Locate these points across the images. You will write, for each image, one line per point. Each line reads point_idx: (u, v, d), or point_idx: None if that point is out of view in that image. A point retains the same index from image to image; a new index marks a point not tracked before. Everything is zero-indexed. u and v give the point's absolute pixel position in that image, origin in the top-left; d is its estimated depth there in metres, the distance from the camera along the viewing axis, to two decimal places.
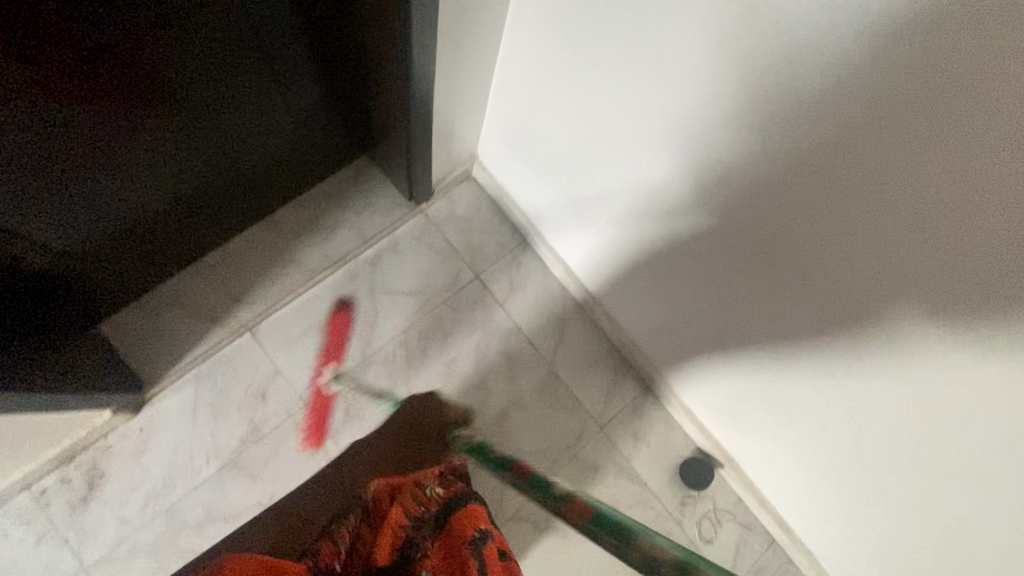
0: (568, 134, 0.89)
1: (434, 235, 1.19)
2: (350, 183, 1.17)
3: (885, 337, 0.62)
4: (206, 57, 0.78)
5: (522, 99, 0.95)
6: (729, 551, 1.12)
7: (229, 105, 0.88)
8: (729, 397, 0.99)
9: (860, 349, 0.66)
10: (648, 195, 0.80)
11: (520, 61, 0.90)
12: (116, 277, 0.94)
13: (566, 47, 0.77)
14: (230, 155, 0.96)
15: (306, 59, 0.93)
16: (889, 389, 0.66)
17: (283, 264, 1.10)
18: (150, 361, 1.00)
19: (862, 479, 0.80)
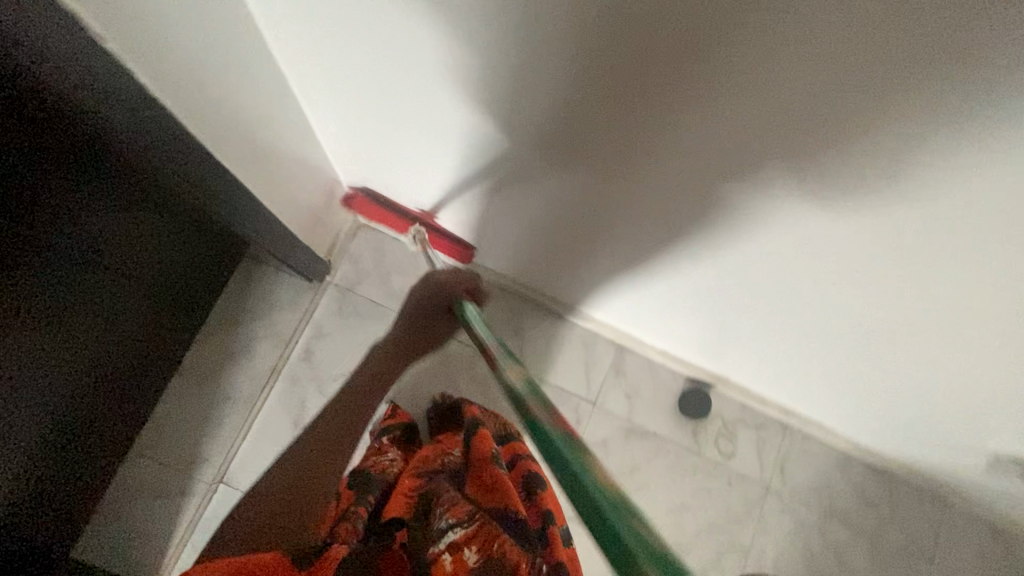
0: (428, 168, 0.85)
1: (354, 300, 1.14)
2: (243, 290, 1.10)
3: (800, 256, 0.62)
4: (38, 297, 0.68)
5: (366, 149, 0.90)
6: (753, 454, 1.22)
7: (93, 317, 0.79)
8: (697, 327, 1.03)
9: (784, 270, 0.68)
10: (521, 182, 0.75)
11: (337, 120, 0.84)
12: (73, 491, 0.91)
13: (370, 90, 0.69)
14: (122, 351, 0.88)
15: (165, 224, 0.85)
16: (833, 290, 0.68)
17: (219, 406, 1.05)
18: (141, 559, 0.99)
19: (832, 353, 0.86)
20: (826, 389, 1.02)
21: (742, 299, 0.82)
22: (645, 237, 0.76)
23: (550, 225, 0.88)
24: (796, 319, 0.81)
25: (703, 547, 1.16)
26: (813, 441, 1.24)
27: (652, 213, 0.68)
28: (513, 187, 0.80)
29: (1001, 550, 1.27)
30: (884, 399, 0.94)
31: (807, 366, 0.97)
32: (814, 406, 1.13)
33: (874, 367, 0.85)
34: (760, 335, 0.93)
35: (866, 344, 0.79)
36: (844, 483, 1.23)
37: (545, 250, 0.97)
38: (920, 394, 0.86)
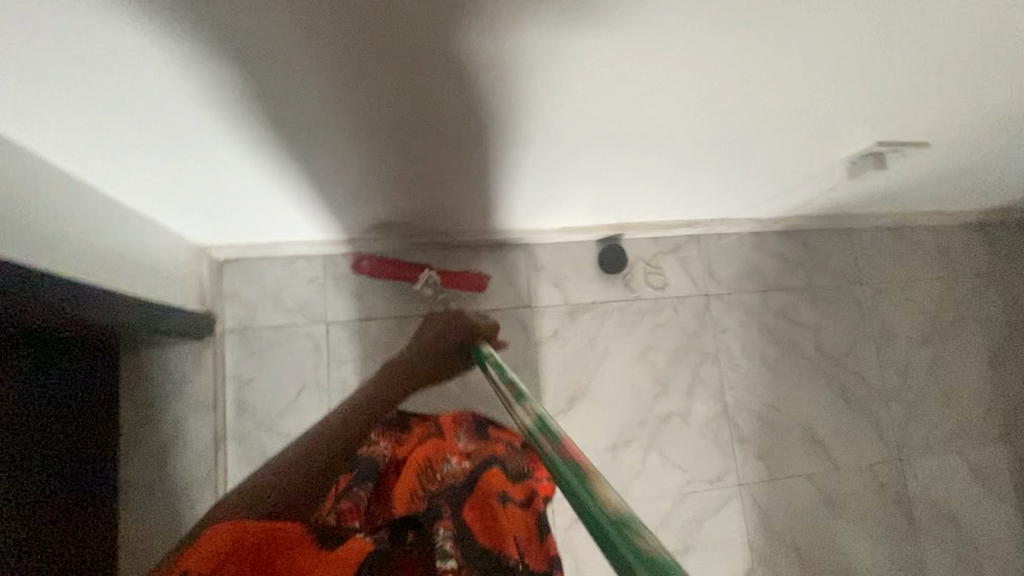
0: (238, 168, 0.80)
1: (256, 335, 1.10)
2: (138, 385, 1.02)
3: (606, 70, 0.64)
4: None
5: (172, 185, 0.83)
6: (679, 275, 1.31)
7: (10, 488, 0.71)
8: (577, 192, 1.06)
9: (603, 95, 0.70)
10: (328, 132, 0.72)
11: (117, 169, 0.76)
12: None
13: (115, 116, 0.62)
14: (53, 503, 0.81)
15: (26, 363, 0.75)
16: (656, 90, 0.70)
17: (183, 499, 1.00)
18: None
19: (691, 149, 0.91)
20: (709, 186, 1.09)
21: (591, 142, 0.84)
22: (477, 132, 0.76)
23: (392, 164, 0.85)
24: (647, 136, 0.84)
25: (679, 375, 1.25)
26: (726, 238, 1.34)
27: (469, 102, 0.68)
28: (326, 146, 0.76)
29: (910, 247, 1.44)
30: (758, 168, 1.01)
31: (683, 174, 1.02)
32: (709, 207, 1.21)
33: (730, 145, 0.91)
34: (630, 170, 0.97)
35: (713, 127, 0.83)
36: (765, 260, 1.34)
37: (403, 192, 0.95)
38: (777, 147, 0.93)
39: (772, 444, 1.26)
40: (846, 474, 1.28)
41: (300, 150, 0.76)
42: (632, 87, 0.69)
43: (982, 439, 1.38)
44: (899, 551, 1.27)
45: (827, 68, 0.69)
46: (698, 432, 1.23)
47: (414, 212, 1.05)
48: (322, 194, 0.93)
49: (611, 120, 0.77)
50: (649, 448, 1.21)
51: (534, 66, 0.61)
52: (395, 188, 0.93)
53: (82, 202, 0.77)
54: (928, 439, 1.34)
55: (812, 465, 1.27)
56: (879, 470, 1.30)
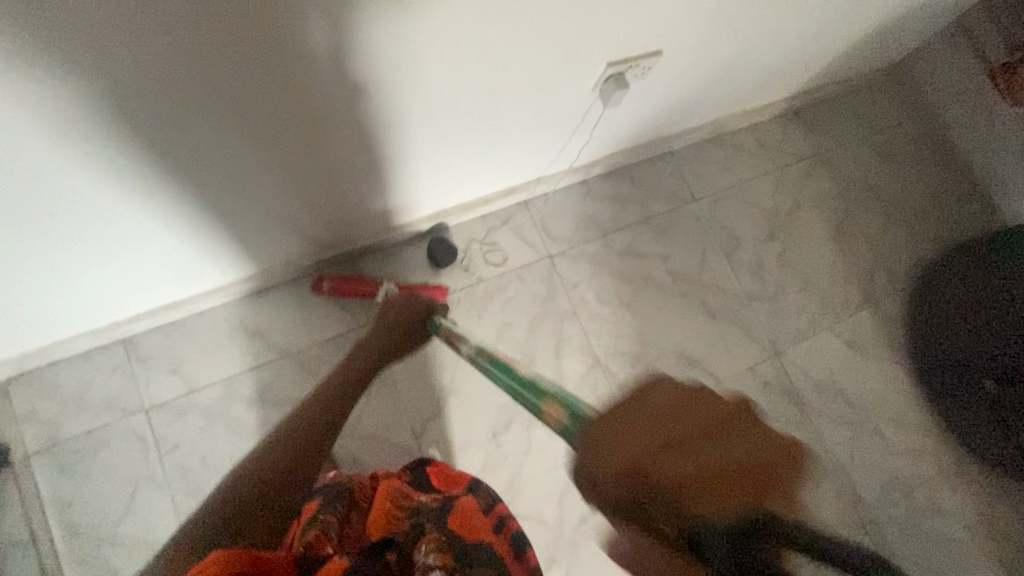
0: None
1: (68, 446, 0.99)
2: None
3: (294, 30, 0.63)
4: None
5: None
6: (516, 244, 1.28)
7: None
8: (373, 186, 1.02)
9: (315, 58, 0.68)
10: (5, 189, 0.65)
11: None
12: None
13: None
14: None
15: None
16: (367, 43, 0.69)
17: None
18: None
19: (460, 106, 0.91)
20: (507, 145, 1.09)
21: (299, 110, 0.76)
22: (208, 133, 0.73)
23: (104, 200, 0.76)
24: (403, 99, 0.83)
25: (543, 342, 1.23)
26: (554, 196, 1.32)
27: (176, 99, 0.66)
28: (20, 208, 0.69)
29: (734, 151, 1.46)
30: (541, 111, 1.02)
31: (474, 136, 1.01)
32: (518, 168, 1.19)
33: (494, 92, 0.91)
34: (414, 143, 0.95)
35: (462, 75, 0.83)
36: (597, 205, 1.34)
37: (165, 238, 0.89)
38: (543, 86, 0.95)
39: (650, 379, 1.26)
40: (728, 384, 1.30)
41: None
42: (337, 43, 0.68)
43: (848, 310, 1.43)
44: (796, 439, 1.31)
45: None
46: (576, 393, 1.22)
47: (188, 254, 0.96)
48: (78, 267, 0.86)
49: (297, 77, 0.70)
50: (532, 425, 1.18)
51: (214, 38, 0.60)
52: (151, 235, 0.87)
53: None
54: (797, 326, 1.38)
55: (694, 387, 1.28)
56: (758, 370, 1.32)
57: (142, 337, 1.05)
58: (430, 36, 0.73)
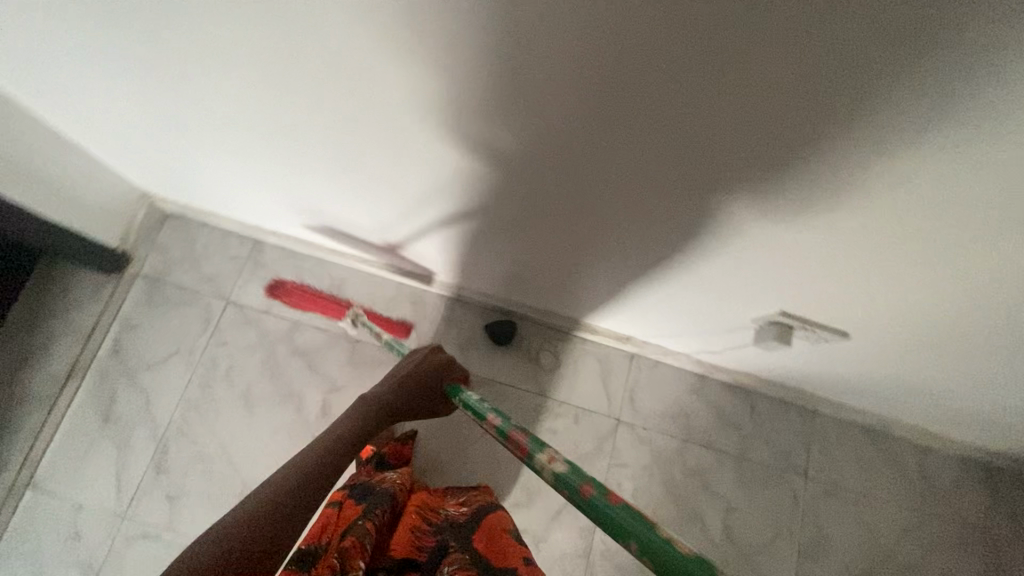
0: (177, 138, 0.87)
1: (162, 289, 1.13)
2: (40, 293, 1.08)
3: (523, 154, 0.65)
4: None
5: (151, 145, 0.92)
6: (597, 384, 1.20)
7: None
8: (510, 266, 1.03)
9: (527, 180, 0.71)
10: (238, 116, 0.76)
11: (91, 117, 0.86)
12: None
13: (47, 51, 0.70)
14: None
15: None
16: (577, 190, 0.69)
17: (17, 410, 1.02)
18: None
19: (629, 266, 0.86)
20: (649, 312, 1.03)
21: (463, 187, 0.77)
22: (402, 175, 0.79)
23: (301, 170, 0.86)
24: (582, 237, 0.81)
25: (552, 491, 1.13)
26: (663, 367, 1.21)
27: (398, 151, 0.72)
28: (240, 133, 0.81)
29: (883, 461, 1.21)
30: (703, 314, 0.95)
31: (627, 290, 0.97)
32: (644, 329, 1.13)
33: (670, 275, 0.85)
34: (569, 265, 0.93)
35: (650, 249, 0.79)
36: (699, 406, 1.20)
37: (329, 210, 1.00)
38: (719, 297, 0.86)
39: None
40: None
41: (216, 128, 0.81)
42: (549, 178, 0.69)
43: None
44: None
45: (697, 149, 0.55)
46: (548, 563, 1.09)
47: (333, 224, 1.05)
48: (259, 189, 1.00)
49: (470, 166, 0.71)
50: None
51: (460, 129, 0.64)
52: (321, 202, 0.97)
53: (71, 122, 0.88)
54: None
55: None
56: None
57: (267, 247, 1.18)
58: (604, 190, 0.66)
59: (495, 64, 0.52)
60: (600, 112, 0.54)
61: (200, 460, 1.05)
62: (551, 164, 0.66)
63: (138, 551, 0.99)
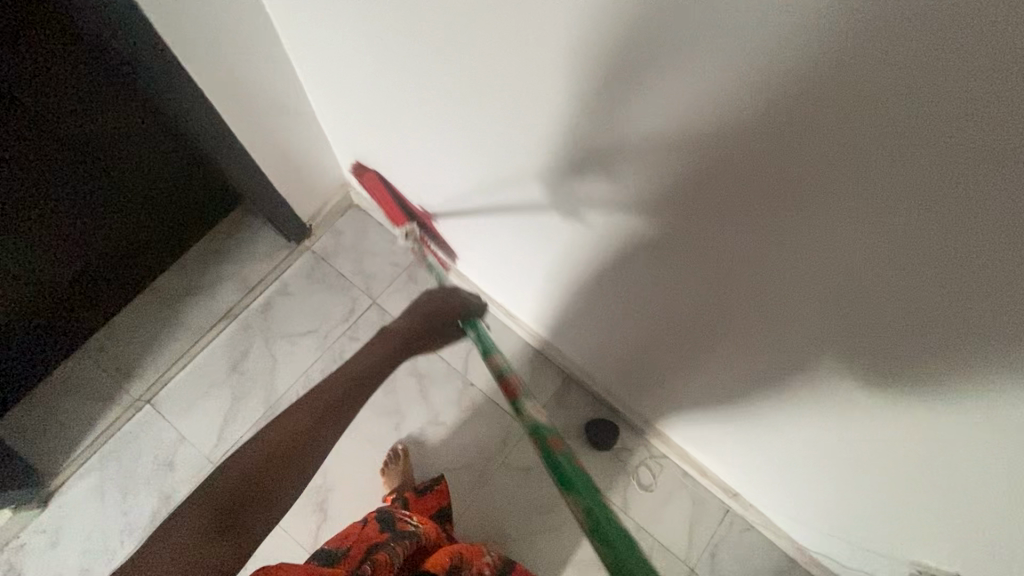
0: (412, 162, 0.94)
1: (323, 269, 1.20)
2: (228, 235, 1.17)
3: (763, 338, 0.61)
4: (46, 165, 0.88)
5: (381, 153, 1.00)
6: (683, 525, 1.14)
7: (95, 211, 0.98)
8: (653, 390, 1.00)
9: (740, 355, 0.68)
10: (481, 180, 0.81)
11: (353, 114, 0.96)
12: (23, 361, 1.01)
13: (358, 65, 0.80)
14: (111, 248, 1.03)
15: (172, 154, 1.03)
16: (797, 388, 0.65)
17: (168, 330, 1.10)
18: (45, 454, 1.01)
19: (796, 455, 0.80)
20: (780, 489, 0.95)
21: (662, 322, 0.75)
22: (610, 283, 0.79)
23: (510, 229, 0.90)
24: (764, 413, 0.76)
25: None
26: (759, 539, 1.12)
27: (622, 268, 0.72)
28: (471, 190, 0.86)
29: None
30: (849, 527, 0.85)
31: (770, 464, 0.90)
32: (758, 495, 1.05)
33: (838, 485, 0.77)
34: (722, 419, 0.89)
35: (834, 458, 0.73)
36: None
37: (510, 262, 1.03)
38: (882, 528, 0.78)
39: None
40: None
41: (453, 176, 0.87)
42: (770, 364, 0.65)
43: None
44: None
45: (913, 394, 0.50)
46: None
47: (501, 271, 1.09)
48: (452, 223, 1.05)
49: (687, 315, 0.69)
50: None
51: (708, 291, 0.61)
52: (507, 254, 1.01)
53: (334, 107, 0.99)
54: None
55: None
56: None
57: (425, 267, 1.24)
58: (810, 391, 0.63)
59: (807, 270, 0.49)
60: (890, 350, 0.49)
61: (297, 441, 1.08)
62: (784, 356, 0.62)
63: None
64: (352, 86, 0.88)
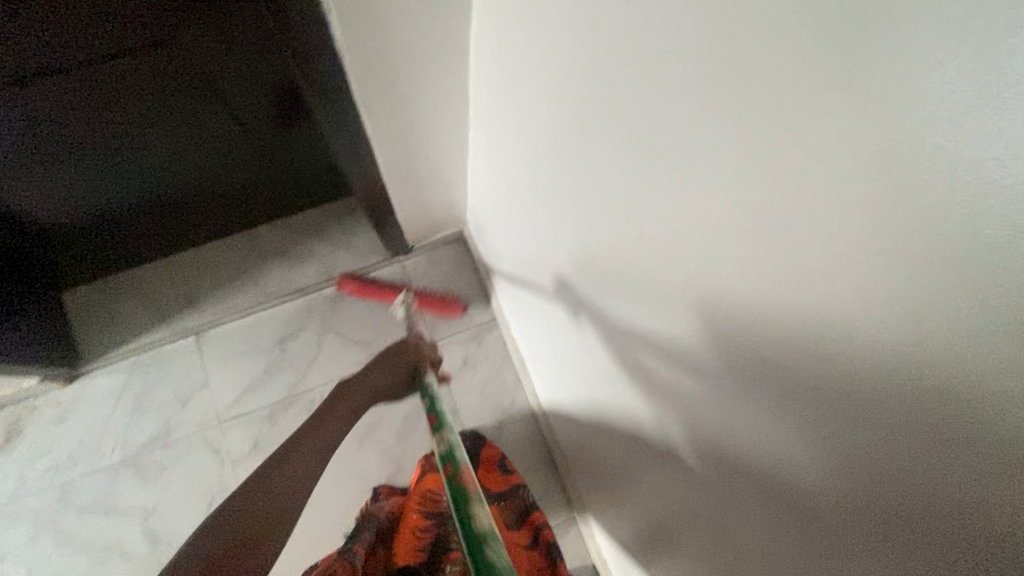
0: (527, 269, 0.84)
1: (402, 290, 1.16)
2: (337, 216, 1.15)
3: None
4: (200, 117, 0.83)
5: (501, 236, 0.91)
6: None
7: (228, 159, 0.94)
8: None
9: None
10: (587, 345, 0.71)
11: (491, 194, 0.87)
12: (107, 250, 1.02)
13: (516, 176, 0.70)
14: (225, 189, 1.01)
15: (319, 136, 0.97)
16: None
17: (242, 280, 1.11)
18: (91, 339, 1.06)
19: None
20: None
21: None
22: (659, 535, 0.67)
23: (588, 394, 0.79)
24: None
25: None
26: None
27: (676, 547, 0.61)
28: (574, 339, 0.76)
29: None
30: None
31: None
32: None
33: None
34: None
35: None
36: None
37: (570, 406, 0.92)
38: None
39: None
40: None
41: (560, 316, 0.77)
42: None
43: None
44: None
45: None
46: None
47: (558, 401, 0.99)
48: (538, 332, 0.95)
49: None
50: None
51: None
52: (573, 400, 0.90)
53: (476, 170, 0.90)
54: None
55: None
56: None
57: (495, 335, 1.17)
58: None
59: None
60: None
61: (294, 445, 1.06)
62: None
63: (200, 459, 1.04)
64: (500, 176, 0.78)
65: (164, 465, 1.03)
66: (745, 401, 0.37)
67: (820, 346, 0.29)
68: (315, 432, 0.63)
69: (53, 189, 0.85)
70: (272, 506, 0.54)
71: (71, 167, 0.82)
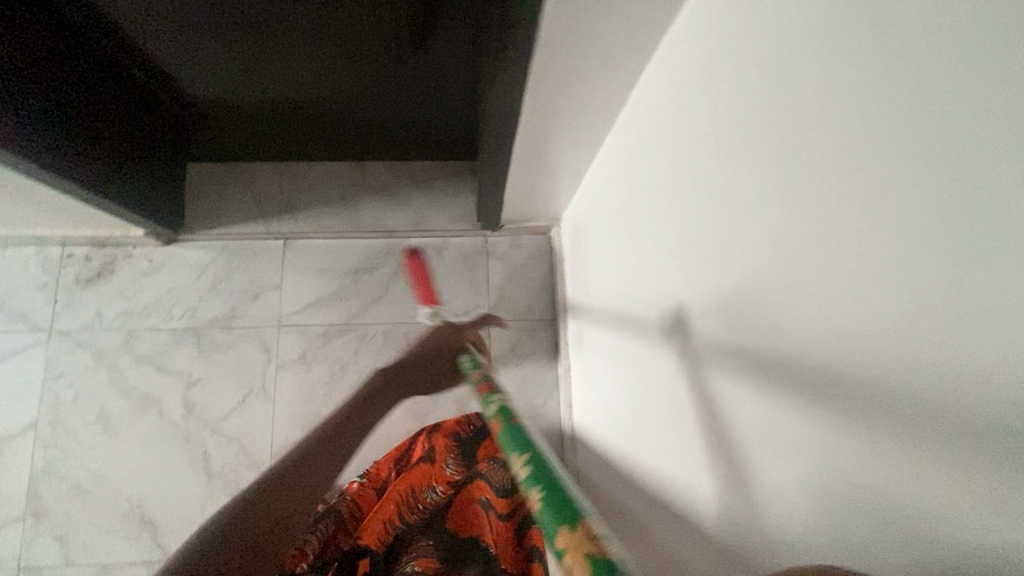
0: (613, 282, 0.85)
1: (478, 263, 1.19)
2: (444, 177, 1.20)
3: None
4: (365, 51, 0.88)
5: (598, 245, 0.92)
6: None
7: (372, 97, 1.00)
8: None
9: None
10: (647, 370, 0.71)
11: (603, 200, 0.88)
12: (239, 139, 1.10)
13: (641, 189, 0.70)
14: (358, 121, 1.06)
15: (461, 98, 1.01)
16: None
17: (341, 206, 1.17)
18: (197, 212, 1.15)
19: None
20: None
21: None
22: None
23: (628, 420, 0.80)
24: None
25: None
26: None
27: None
28: (635, 360, 0.77)
29: None
30: None
31: None
32: None
33: None
34: None
35: None
36: None
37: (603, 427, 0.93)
38: None
39: None
40: None
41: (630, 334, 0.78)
42: None
43: None
44: None
45: None
46: None
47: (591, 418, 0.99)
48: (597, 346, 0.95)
49: None
50: None
51: None
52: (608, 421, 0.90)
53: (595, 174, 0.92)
54: None
55: None
56: None
57: (549, 335, 1.18)
58: None
59: None
60: None
61: (336, 369, 1.11)
62: None
63: (252, 351, 1.11)
64: (620, 187, 0.79)
65: (220, 345, 1.11)
66: (821, 468, 0.37)
67: (934, 438, 0.29)
68: (338, 436, 0.69)
69: (218, 75, 0.92)
70: (293, 505, 0.60)
71: (240, 61, 0.89)
